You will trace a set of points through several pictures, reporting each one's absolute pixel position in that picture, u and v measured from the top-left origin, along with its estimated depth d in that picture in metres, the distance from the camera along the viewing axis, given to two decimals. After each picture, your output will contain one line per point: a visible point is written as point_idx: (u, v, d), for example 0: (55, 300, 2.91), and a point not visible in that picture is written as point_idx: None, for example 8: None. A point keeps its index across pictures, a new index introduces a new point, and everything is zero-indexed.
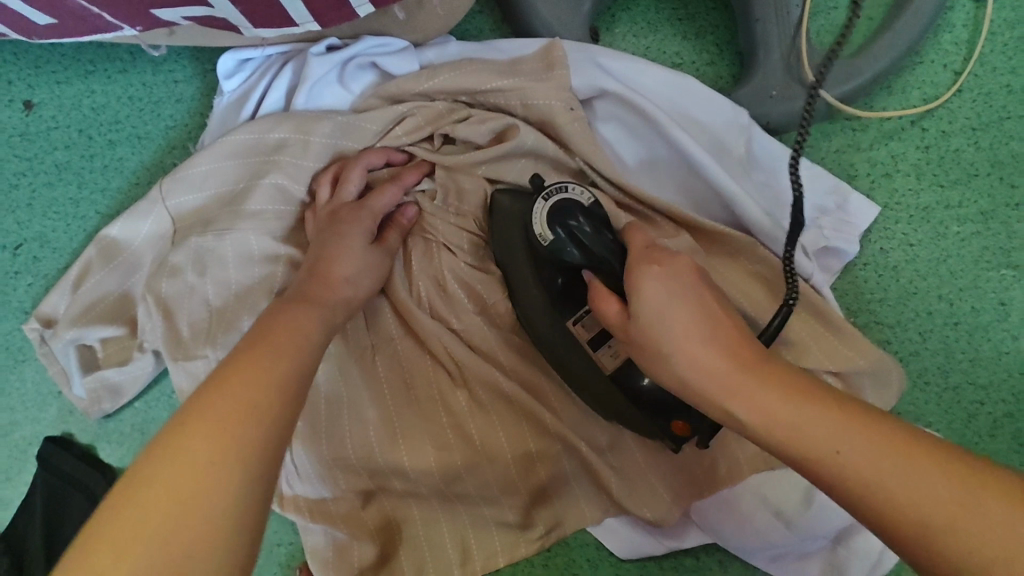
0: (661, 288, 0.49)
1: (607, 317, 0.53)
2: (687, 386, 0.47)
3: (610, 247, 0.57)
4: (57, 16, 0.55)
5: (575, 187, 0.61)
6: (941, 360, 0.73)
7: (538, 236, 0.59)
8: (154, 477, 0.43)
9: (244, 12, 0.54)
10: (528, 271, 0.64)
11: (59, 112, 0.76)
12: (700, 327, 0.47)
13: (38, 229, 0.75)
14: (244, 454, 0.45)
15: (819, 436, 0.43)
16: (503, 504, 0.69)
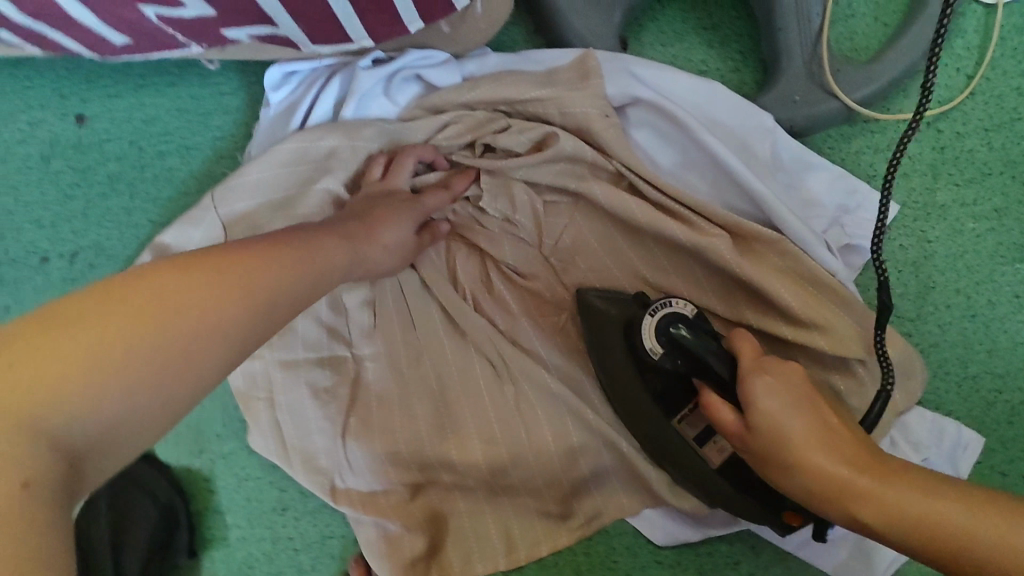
0: (775, 395, 0.55)
1: (721, 423, 0.58)
2: (813, 492, 0.52)
3: (717, 356, 0.59)
4: (134, 37, 0.62)
5: (678, 301, 0.64)
6: (960, 351, 0.76)
7: (648, 351, 0.63)
8: (143, 295, 0.44)
9: (306, 31, 0.60)
10: (631, 369, 0.67)
11: (111, 125, 0.79)
12: (819, 428, 0.53)
13: (94, 238, 0.79)
14: (229, 314, 0.47)
15: (921, 509, 0.49)
16: (546, 494, 0.73)
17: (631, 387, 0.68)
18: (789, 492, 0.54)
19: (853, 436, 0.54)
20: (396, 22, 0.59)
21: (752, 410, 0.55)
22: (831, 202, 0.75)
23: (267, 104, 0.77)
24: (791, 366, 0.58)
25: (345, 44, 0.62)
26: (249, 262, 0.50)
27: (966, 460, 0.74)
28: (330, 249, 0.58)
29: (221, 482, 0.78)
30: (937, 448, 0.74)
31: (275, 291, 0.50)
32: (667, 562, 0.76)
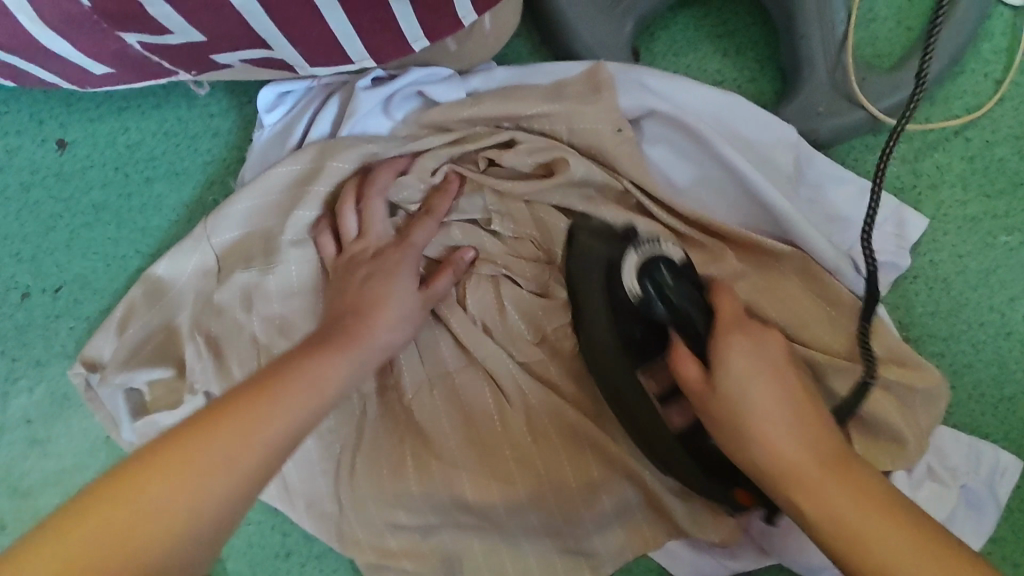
0: (747, 363, 0.52)
1: (684, 376, 0.54)
2: (758, 468, 0.50)
3: (693, 303, 0.56)
4: (115, 66, 0.58)
5: (666, 242, 0.60)
6: (994, 370, 0.73)
7: (627, 291, 0.59)
8: (157, 462, 0.44)
9: (304, 54, 0.56)
10: (603, 313, 0.62)
11: (93, 151, 0.75)
12: (786, 410, 0.50)
13: (78, 271, 0.75)
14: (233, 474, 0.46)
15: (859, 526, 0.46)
16: (565, 534, 0.68)
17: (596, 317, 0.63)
18: (736, 462, 0.52)
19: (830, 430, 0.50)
20: (401, 41, 0.56)
21: (721, 372, 0.52)
22: (857, 217, 0.71)
23: (260, 126, 0.72)
24: (774, 334, 0.55)
25: (346, 66, 0.59)
26: (248, 418, 0.47)
27: (1005, 488, 0.70)
28: (334, 363, 0.54)
29: None
30: (975, 473, 0.70)
31: (275, 444, 0.48)
32: None
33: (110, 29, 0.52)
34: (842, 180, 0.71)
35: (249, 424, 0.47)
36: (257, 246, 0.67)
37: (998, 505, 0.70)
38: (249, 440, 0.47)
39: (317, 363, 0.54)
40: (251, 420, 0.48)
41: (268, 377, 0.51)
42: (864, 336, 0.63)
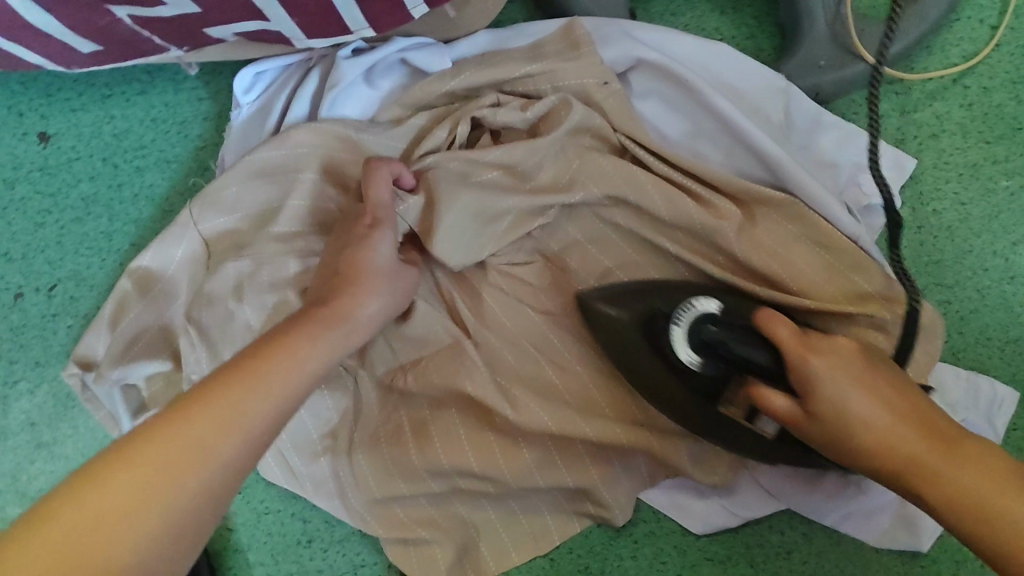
0: (841, 386, 0.52)
1: (772, 411, 0.55)
2: (873, 470, 0.52)
3: (747, 344, 0.56)
4: (105, 44, 0.56)
5: (698, 299, 0.60)
6: (1000, 314, 0.73)
7: (685, 363, 0.60)
8: (115, 464, 0.44)
9: (300, 24, 0.55)
10: (662, 369, 0.62)
11: (78, 142, 0.72)
12: (886, 412, 0.52)
13: (72, 268, 0.72)
14: (185, 467, 0.45)
15: (976, 498, 0.48)
16: (581, 494, 0.69)
17: (657, 375, 0.63)
18: (848, 464, 0.54)
19: (940, 430, 0.51)
20: (400, 8, 0.53)
21: (813, 399, 0.53)
22: (846, 160, 0.70)
23: (237, 104, 0.70)
24: (845, 341, 0.54)
25: (344, 36, 0.57)
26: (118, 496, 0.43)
27: (1004, 419, 0.71)
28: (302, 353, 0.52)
29: (239, 518, 0.73)
30: (973, 407, 0.71)
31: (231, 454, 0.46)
32: (717, 557, 0.72)
33: (99, 2, 0.51)
34: (834, 127, 0.71)
35: (161, 475, 0.44)
36: (250, 235, 0.65)
37: (998, 435, 0.71)
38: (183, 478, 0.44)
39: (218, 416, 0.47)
40: (180, 455, 0.45)
41: (215, 381, 0.48)
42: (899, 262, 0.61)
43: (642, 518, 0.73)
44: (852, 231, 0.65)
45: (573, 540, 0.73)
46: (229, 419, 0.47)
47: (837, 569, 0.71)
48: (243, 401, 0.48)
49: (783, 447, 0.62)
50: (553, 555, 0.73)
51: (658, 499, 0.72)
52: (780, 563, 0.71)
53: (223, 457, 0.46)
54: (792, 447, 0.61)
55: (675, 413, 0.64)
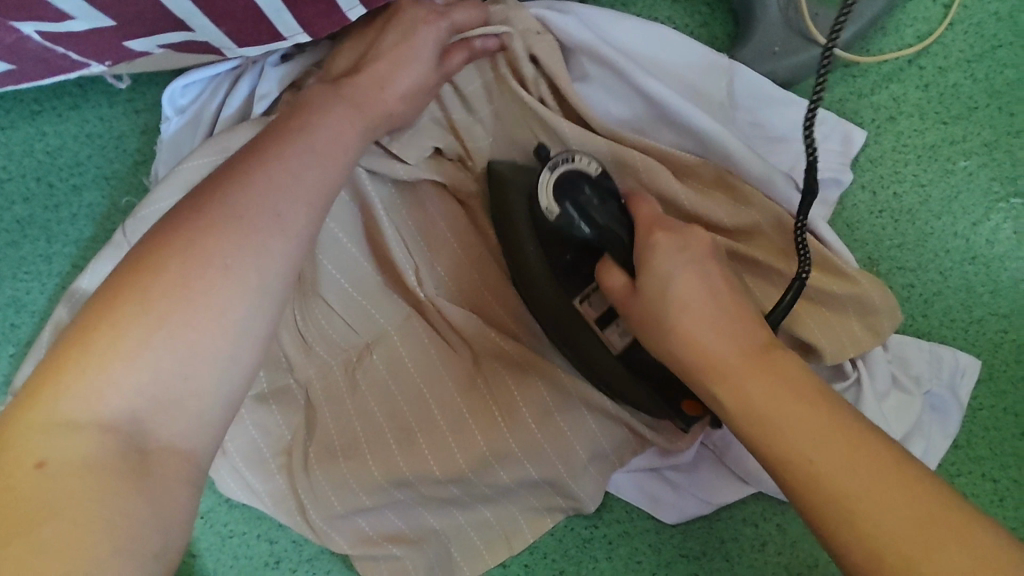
0: (684, 276, 0.49)
1: (612, 289, 0.53)
2: (684, 368, 0.49)
3: (614, 217, 0.54)
4: (17, 62, 0.54)
5: (581, 156, 0.57)
6: (963, 296, 0.73)
7: (544, 211, 0.56)
8: (221, 184, 0.45)
9: (228, 33, 0.52)
10: (537, 250, 0.59)
11: (9, 161, 0.69)
12: (711, 317, 0.48)
13: (10, 294, 0.69)
14: (278, 197, 0.45)
15: (770, 413, 0.45)
16: (553, 492, 0.68)
17: (526, 255, 0.61)
18: (659, 356, 0.51)
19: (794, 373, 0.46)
20: (333, 11, 0.51)
21: (646, 275, 0.50)
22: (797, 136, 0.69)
23: (166, 118, 0.67)
24: (700, 232, 0.52)
25: (277, 43, 0.54)
26: (82, 393, 0.38)
27: (967, 387, 0.71)
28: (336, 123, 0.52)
29: (204, 543, 0.71)
30: (936, 377, 0.71)
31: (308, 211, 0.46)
32: (693, 553, 0.71)
33: (1, 19, 0.49)
34: (784, 103, 0.69)
35: (267, 196, 0.45)
36: None
37: (962, 406, 0.71)
38: (269, 199, 0.45)
39: (174, 284, 0.40)
40: (273, 181, 0.45)
41: (277, 138, 0.49)
42: (803, 233, 0.55)
43: (615, 517, 0.72)
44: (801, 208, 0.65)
45: (548, 544, 0.72)
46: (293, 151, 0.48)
47: (811, 557, 0.71)
48: (212, 227, 0.42)
49: (615, 363, 0.60)
50: (527, 561, 0.72)
51: (626, 488, 0.71)
52: (755, 555, 0.71)
53: (302, 221, 0.46)
54: (624, 369, 0.59)
55: (540, 308, 0.63)
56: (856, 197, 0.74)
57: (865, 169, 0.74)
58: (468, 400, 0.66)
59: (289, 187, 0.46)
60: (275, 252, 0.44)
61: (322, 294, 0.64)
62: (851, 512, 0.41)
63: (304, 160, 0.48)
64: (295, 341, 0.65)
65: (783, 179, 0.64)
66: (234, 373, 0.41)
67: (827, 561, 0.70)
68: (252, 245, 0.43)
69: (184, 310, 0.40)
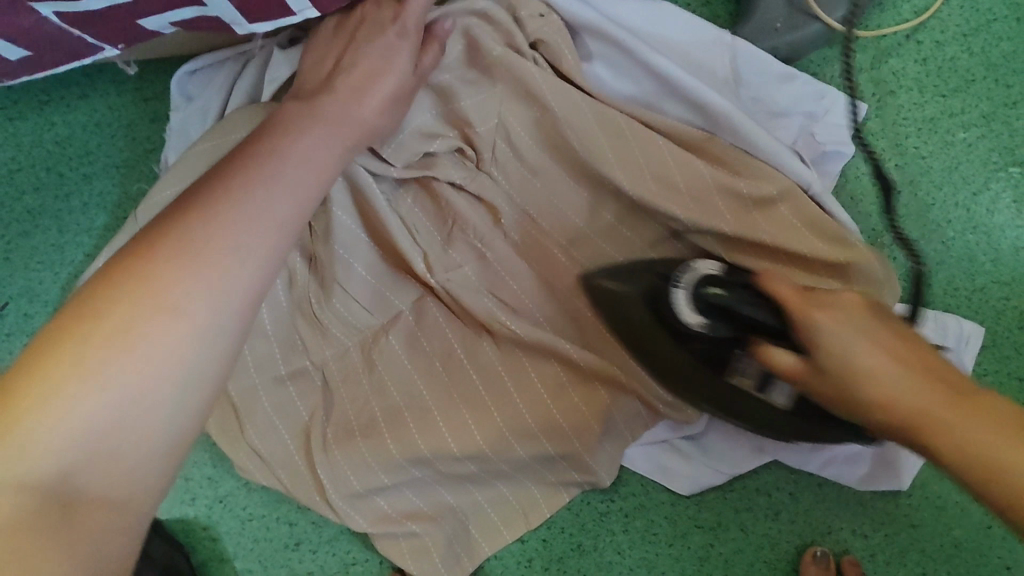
0: (851, 330, 0.45)
1: (778, 369, 0.49)
2: (886, 424, 0.45)
3: (756, 305, 0.51)
4: (30, 43, 0.54)
5: (702, 261, 0.57)
6: (965, 265, 0.75)
7: (688, 325, 0.55)
8: (183, 209, 0.40)
9: (238, 7, 0.53)
10: (666, 337, 0.58)
11: (18, 152, 0.69)
12: (891, 367, 0.44)
13: (22, 284, 0.69)
14: (241, 220, 0.40)
15: (995, 458, 0.40)
16: (569, 467, 0.69)
17: (657, 341, 0.60)
18: (862, 418, 0.46)
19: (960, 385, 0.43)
20: None
21: (815, 348, 0.46)
22: (798, 111, 0.70)
23: (174, 105, 0.67)
24: (850, 294, 0.48)
25: (287, 18, 0.54)
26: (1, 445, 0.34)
27: (971, 353, 0.73)
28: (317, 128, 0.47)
29: (223, 527, 0.71)
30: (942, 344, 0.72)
31: None
32: (708, 524, 0.73)
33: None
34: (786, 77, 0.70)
35: (232, 219, 0.39)
36: None
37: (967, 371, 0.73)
38: (231, 225, 0.39)
39: (131, 315, 0.36)
40: (235, 203, 0.40)
41: (253, 147, 0.44)
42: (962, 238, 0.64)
43: (630, 490, 0.73)
44: (807, 178, 0.65)
45: (564, 519, 0.73)
46: (265, 156, 0.43)
47: (824, 524, 0.72)
48: (166, 259, 0.38)
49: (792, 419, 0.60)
50: (545, 536, 0.73)
51: (641, 463, 0.72)
52: (769, 525, 0.72)
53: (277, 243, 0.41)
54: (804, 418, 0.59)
55: (704, 389, 0.62)
56: (858, 169, 0.75)
57: (867, 143, 0.75)
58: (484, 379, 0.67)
59: (253, 207, 0.40)
60: (234, 287, 0.39)
61: (337, 279, 0.65)
62: None
63: (283, 166, 0.43)
64: (310, 323, 0.66)
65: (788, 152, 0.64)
66: (172, 423, 0.37)
67: (839, 528, 0.72)
68: (210, 279, 0.38)
69: (117, 355, 0.36)
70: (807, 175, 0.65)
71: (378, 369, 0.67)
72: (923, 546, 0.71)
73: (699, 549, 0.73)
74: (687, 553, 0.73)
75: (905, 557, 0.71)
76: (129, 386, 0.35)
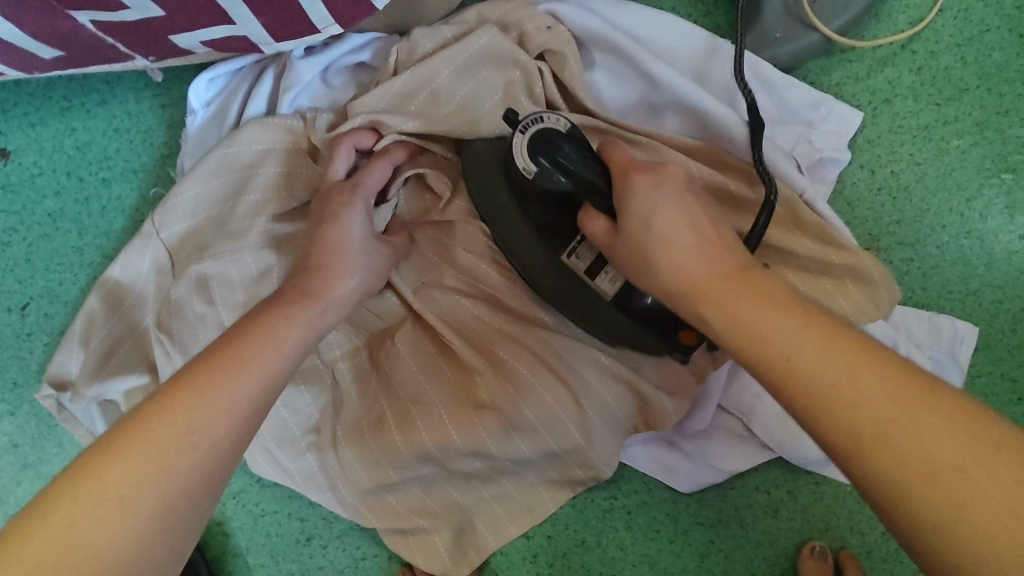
0: (661, 204, 0.50)
1: (595, 234, 0.55)
2: (664, 290, 0.49)
3: (587, 163, 0.54)
4: (65, 48, 0.56)
5: (550, 115, 0.57)
6: (960, 269, 0.77)
7: (521, 171, 0.56)
8: (243, 327, 0.51)
9: (265, 25, 0.55)
10: (514, 208, 0.60)
11: (40, 157, 0.71)
12: (690, 238, 0.48)
13: (43, 284, 0.72)
14: (284, 343, 0.51)
15: (752, 322, 0.44)
16: (573, 465, 0.70)
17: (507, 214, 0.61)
18: (651, 293, 0.51)
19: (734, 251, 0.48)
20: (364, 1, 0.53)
21: (624, 216, 0.51)
22: (796, 117, 0.73)
23: (191, 110, 0.69)
24: (675, 170, 0.52)
25: (311, 34, 0.57)
26: (60, 532, 0.41)
27: (966, 353, 0.75)
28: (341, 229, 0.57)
29: (236, 522, 0.74)
30: (937, 345, 0.75)
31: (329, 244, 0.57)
32: (709, 521, 0.74)
33: (59, 7, 0.51)
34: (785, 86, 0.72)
35: (282, 342, 0.51)
36: (203, 229, 0.65)
37: (962, 368, 0.75)
38: (276, 343, 0.50)
39: (185, 417, 0.45)
40: (281, 327, 0.51)
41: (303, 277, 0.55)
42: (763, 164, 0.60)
43: (634, 488, 0.75)
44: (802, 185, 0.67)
45: (569, 516, 0.75)
46: (310, 292, 0.54)
47: (822, 522, 0.74)
48: (219, 377, 0.47)
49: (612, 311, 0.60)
50: (549, 532, 0.75)
51: (643, 462, 0.74)
52: (768, 521, 0.74)
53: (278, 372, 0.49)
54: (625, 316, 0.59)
55: (538, 275, 0.63)
56: (854, 175, 0.78)
57: (863, 150, 0.77)
58: (487, 379, 0.67)
59: (297, 331, 0.52)
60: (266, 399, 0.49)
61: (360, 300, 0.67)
62: (842, 416, 0.40)
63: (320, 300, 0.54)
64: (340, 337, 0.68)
65: (787, 160, 0.66)
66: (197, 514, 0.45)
67: (837, 525, 0.73)
68: (248, 391, 0.48)
69: (160, 462, 0.44)
70: (801, 181, 0.67)
71: (385, 368, 0.68)
72: None
73: (700, 545, 0.75)
74: (689, 550, 0.75)
75: (902, 554, 0.73)
76: (173, 487, 0.44)
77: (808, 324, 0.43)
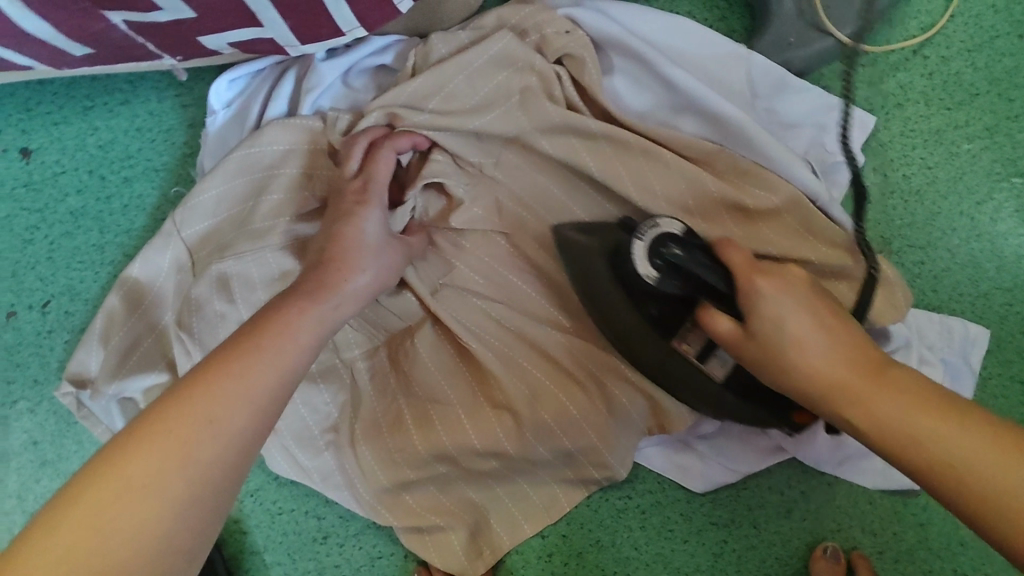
0: (783, 298, 0.51)
1: (720, 334, 0.55)
2: (801, 389, 0.51)
3: (711, 267, 0.54)
4: (96, 48, 0.57)
5: (664, 218, 0.57)
6: (970, 272, 0.77)
7: (643, 276, 0.56)
8: (262, 321, 0.52)
9: (292, 27, 0.56)
10: (620, 298, 0.60)
11: (63, 155, 0.71)
12: (821, 333, 0.51)
13: (65, 282, 0.72)
14: (302, 338, 0.52)
15: (891, 416, 0.47)
16: (588, 465, 0.71)
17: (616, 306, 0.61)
18: (780, 388, 0.53)
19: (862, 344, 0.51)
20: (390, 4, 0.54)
21: (753, 318, 0.52)
22: (808, 121, 0.74)
23: (211, 111, 0.70)
24: (798, 272, 0.53)
25: (336, 37, 0.58)
26: (86, 519, 0.42)
27: (978, 355, 0.76)
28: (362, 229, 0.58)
29: (253, 520, 0.74)
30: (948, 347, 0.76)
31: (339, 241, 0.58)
32: (722, 521, 0.75)
33: (92, 8, 0.52)
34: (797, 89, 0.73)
35: (300, 337, 0.52)
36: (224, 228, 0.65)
37: (973, 370, 0.76)
38: (297, 338, 0.52)
39: (206, 408, 0.46)
40: (300, 323, 0.52)
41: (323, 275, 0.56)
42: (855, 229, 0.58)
43: (648, 488, 0.75)
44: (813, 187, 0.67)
45: (582, 515, 0.76)
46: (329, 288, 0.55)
47: (834, 522, 0.74)
48: (239, 369, 0.48)
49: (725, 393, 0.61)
50: (564, 531, 0.76)
51: (658, 461, 0.74)
52: (781, 522, 0.75)
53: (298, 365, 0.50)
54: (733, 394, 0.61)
55: (641, 354, 0.63)
56: (867, 179, 0.79)
57: (876, 154, 0.78)
58: (503, 378, 0.67)
59: (317, 327, 0.53)
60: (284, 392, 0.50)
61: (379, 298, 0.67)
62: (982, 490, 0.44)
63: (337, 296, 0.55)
64: (360, 333, 0.69)
65: (799, 163, 0.67)
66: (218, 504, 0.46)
67: (849, 525, 0.74)
68: (270, 384, 0.49)
69: (181, 450, 0.45)
70: (811, 183, 0.67)
71: (404, 367, 0.69)
72: (930, 544, 0.73)
73: (714, 545, 0.75)
74: (702, 550, 0.75)
75: (913, 555, 0.73)
76: (194, 475, 0.45)
77: (935, 413, 0.46)
